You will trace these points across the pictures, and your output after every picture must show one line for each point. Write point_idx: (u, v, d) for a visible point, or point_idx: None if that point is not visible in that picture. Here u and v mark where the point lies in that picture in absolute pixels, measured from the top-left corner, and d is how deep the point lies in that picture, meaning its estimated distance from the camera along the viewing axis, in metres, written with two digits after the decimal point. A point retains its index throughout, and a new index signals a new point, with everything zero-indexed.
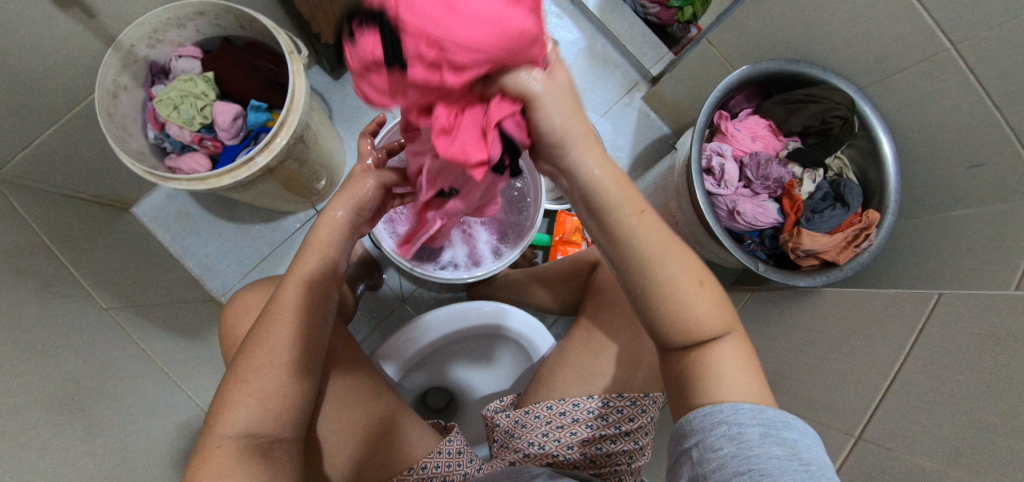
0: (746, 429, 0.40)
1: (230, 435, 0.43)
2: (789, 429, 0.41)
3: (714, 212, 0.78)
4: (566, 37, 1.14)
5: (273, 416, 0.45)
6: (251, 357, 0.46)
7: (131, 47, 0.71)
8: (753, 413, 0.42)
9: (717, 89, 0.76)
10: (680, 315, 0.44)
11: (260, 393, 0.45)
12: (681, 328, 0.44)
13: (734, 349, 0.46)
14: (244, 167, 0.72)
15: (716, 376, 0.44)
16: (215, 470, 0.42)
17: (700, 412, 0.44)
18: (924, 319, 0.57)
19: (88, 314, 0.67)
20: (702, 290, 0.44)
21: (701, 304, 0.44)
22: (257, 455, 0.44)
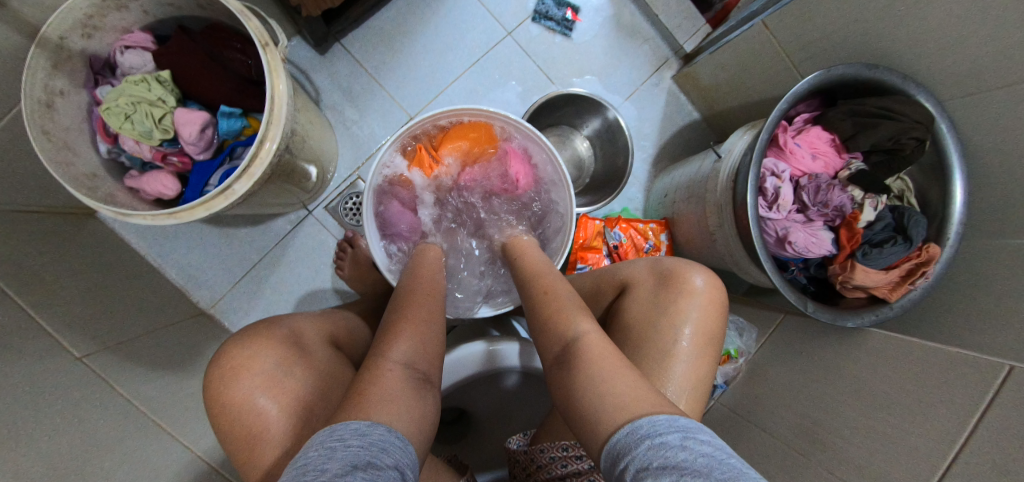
0: (666, 437, 0.37)
1: (396, 361, 0.49)
2: (702, 432, 0.38)
3: (763, 241, 0.70)
4: (590, 2, 0.97)
5: (428, 359, 0.52)
6: (403, 311, 0.56)
7: (60, 41, 0.56)
8: (670, 422, 0.39)
9: (783, 101, 0.65)
10: (547, 322, 0.55)
11: (417, 335, 0.52)
12: (548, 334, 0.54)
13: (600, 344, 0.49)
14: (222, 196, 0.60)
15: (580, 369, 0.47)
16: (388, 387, 0.46)
17: (621, 431, 0.40)
18: (991, 395, 0.53)
19: (61, 370, 0.59)
20: (564, 303, 0.56)
21: (564, 308, 0.55)
22: (416, 385, 0.48)
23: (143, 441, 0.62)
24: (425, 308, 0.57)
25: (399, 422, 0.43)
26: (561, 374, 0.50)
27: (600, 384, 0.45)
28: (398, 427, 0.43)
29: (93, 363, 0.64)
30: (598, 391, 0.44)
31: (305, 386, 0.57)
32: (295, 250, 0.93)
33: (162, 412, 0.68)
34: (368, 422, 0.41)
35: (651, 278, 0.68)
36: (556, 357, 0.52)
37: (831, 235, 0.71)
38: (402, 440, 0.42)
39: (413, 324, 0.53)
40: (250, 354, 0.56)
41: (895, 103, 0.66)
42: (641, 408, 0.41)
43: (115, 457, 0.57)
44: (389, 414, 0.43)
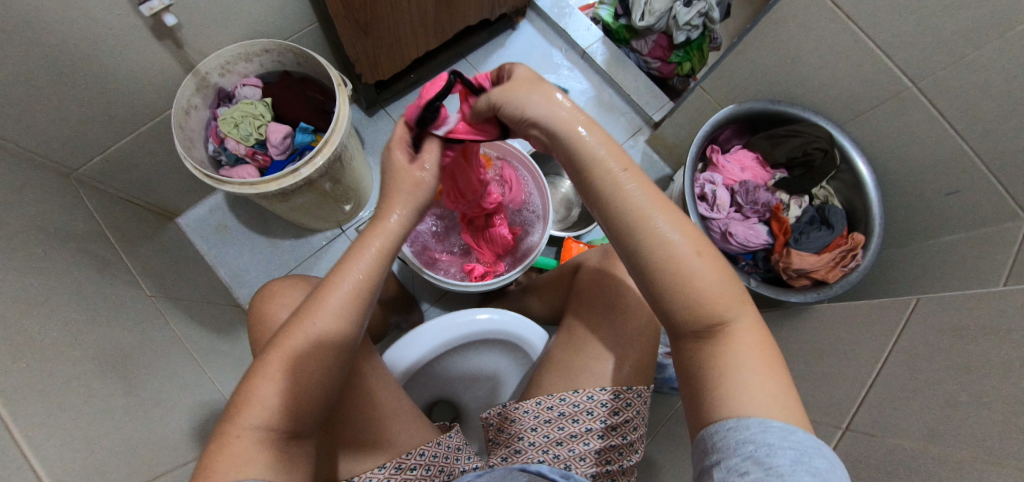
0: (775, 452, 0.38)
1: (253, 426, 0.42)
2: (818, 457, 0.38)
3: (708, 234, 0.84)
4: (576, 87, 1.27)
5: (297, 416, 0.45)
6: (282, 356, 0.45)
7: (206, 74, 0.84)
8: (784, 434, 0.39)
9: (706, 123, 0.85)
10: (694, 291, 0.46)
11: (294, 376, 0.44)
12: (692, 307, 0.46)
13: (750, 334, 0.46)
14: (290, 176, 0.82)
15: (734, 363, 0.44)
16: (236, 455, 0.40)
17: (731, 427, 0.41)
18: (904, 320, 0.60)
19: (134, 296, 0.75)
20: (708, 269, 0.46)
21: (712, 282, 0.46)
22: (276, 444, 0.43)
23: (182, 364, 0.74)
24: (301, 352, 0.45)
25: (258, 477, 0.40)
26: (697, 353, 0.47)
27: (747, 380, 0.43)
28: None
29: (158, 302, 0.80)
30: (737, 380, 0.43)
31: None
32: (327, 261, 1.11)
33: (197, 353, 0.80)
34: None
35: (599, 256, 0.83)
36: (695, 336, 0.47)
37: (767, 229, 0.85)
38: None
39: (289, 370, 0.44)
40: (278, 288, 0.69)
41: (797, 125, 0.85)
42: (755, 409, 0.41)
43: (160, 362, 0.69)
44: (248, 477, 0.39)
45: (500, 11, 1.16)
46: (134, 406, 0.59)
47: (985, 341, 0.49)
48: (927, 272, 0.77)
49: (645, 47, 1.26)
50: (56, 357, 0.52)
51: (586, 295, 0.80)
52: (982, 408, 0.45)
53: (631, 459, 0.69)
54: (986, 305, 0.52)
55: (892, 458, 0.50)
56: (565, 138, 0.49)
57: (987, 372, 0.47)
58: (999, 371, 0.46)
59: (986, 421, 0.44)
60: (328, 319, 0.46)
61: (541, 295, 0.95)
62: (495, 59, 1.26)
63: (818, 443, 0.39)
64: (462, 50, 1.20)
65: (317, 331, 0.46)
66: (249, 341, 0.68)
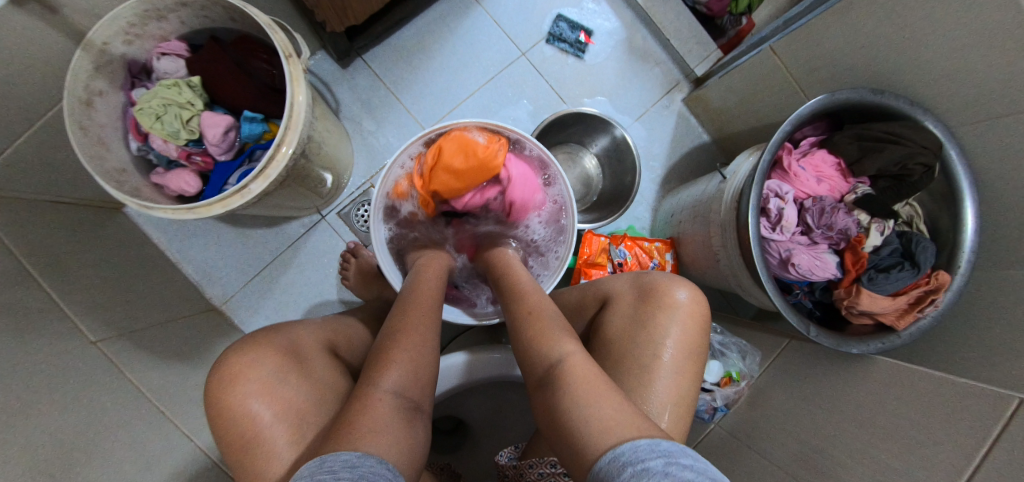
0: (648, 463, 0.38)
1: (386, 391, 0.49)
2: (686, 456, 0.40)
3: (766, 262, 0.69)
4: (603, 26, 1.00)
5: (419, 386, 0.53)
6: (397, 344, 0.55)
7: (104, 45, 0.60)
8: (652, 447, 0.40)
9: (786, 123, 0.65)
10: (531, 337, 0.58)
11: (409, 358, 0.54)
12: (531, 356, 0.57)
13: (585, 366, 0.51)
14: (239, 194, 0.63)
15: (569, 393, 0.49)
16: (375, 416, 0.46)
17: (604, 459, 0.41)
18: (1001, 425, 0.51)
19: (74, 352, 0.62)
20: (546, 322, 0.59)
21: (542, 327, 0.58)
22: (406, 415, 0.49)
23: (144, 426, 0.64)
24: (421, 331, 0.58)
25: (379, 451, 0.43)
26: (544, 400, 0.51)
27: (593, 403, 0.47)
28: (388, 459, 0.43)
29: (106, 347, 0.67)
30: (563, 411, 0.48)
31: (304, 395, 0.56)
32: (307, 254, 0.96)
33: (164, 401, 0.70)
34: (356, 453, 0.42)
35: (632, 293, 0.67)
36: (537, 384, 0.54)
37: (836, 259, 0.70)
38: (391, 473, 0.42)
39: (406, 348, 0.54)
40: (243, 359, 0.55)
41: (901, 128, 0.66)
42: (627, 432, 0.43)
43: (118, 438, 0.59)
44: (373, 445, 0.44)
45: None
46: None
47: None
48: None
49: None
50: None
51: (600, 342, 0.66)
52: None
53: None
54: None
55: None
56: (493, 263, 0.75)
57: None
58: None
59: None
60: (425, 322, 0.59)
61: None
62: None
63: (684, 446, 0.41)
64: None
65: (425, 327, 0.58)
66: (215, 440, 0.53)
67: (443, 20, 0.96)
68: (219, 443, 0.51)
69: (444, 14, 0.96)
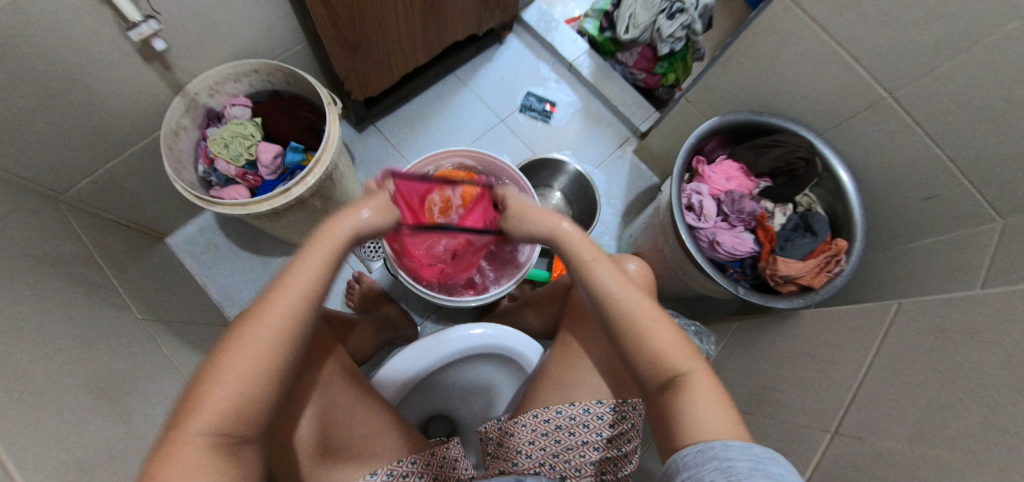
0: (734, 462, 0.39)
1: (225, 395, 0.40)
2: (778, 465, 0.39)
3: (696, 243, 0.86)
4: (564, 99, 1.29)
5: (245, 402, 0.41)
6: (222, 355, 0.42)
7: (195, 95, 0.84)
8: (743, 450, 0.41)
9: (691, 135, 0.87)
10: (650, 351, 0.51)
11: (239, 375, 0.41)
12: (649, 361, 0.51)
13: (702, 379, 0.49)
14: (282, 196, 0.82)
15: (686, 404, 0.47)
16: (184, 465, 0.38)
17: (692, 448, 0.43)
18: (887, 323, 0.63)
19: (125, 321, 0.75)
20: (657, 323, 0.52)
21: (665, 342, 0.51)
22: (222, 455, 0.40)
23: (168, 387, 0.73)
24: (256, 346, 0.42)
25: None
26: (659, 403, 0.50)
27: (703, 413, 0.46)
28: None
29: (149, 326, 0.79)
30: (685, 421, 0.46)
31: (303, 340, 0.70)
32: None
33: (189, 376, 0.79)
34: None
35: (592, 270, 0.83)
36: (653, 389, 0.51)
37: (753, 237, 0.86)
38: None
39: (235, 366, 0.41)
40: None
41: (780, 136, 0.88)
42: (711, 433, 0.44)
43: (149, 386, 0.69)
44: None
45: (486, 27, 1.19)
46: (127, 433, 0.59)
47: (967, 345, 0.51)
48: (916, 275, 0.80)
49: (630, 58, 1.27)
50: (49, 387, 0.52)
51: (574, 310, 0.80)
52: (965, 409, 0.47)
53: (625, 469, 0.69)
54: (967, 311, 0.54)
55: (881, 460, 0.51)
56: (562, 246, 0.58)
57: (963, 376, 0.49)
58: (984, 373, 0.47)
59: (969, 419, 0.46)
60: (274, 322, 0.43)
61: (534, 310, 0.94)
62: (483, 74, 1.28)
63: (781, 458, 0.40)
64: (450, 64, 1.22)
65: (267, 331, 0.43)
66: None
67: (439, 98, 1.25)
68: None
69: (439, 93, 1.25)
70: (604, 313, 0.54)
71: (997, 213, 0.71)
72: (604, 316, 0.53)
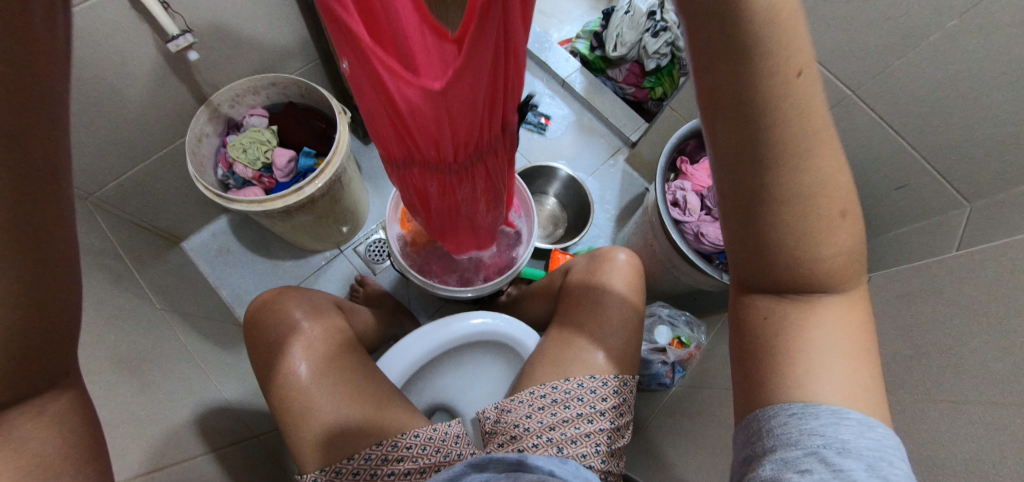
0: (851, 451, 0.34)
1: None
2: (897, 462, 0.33)
3: (682, 235, 0.91)
4: (558, 113, 1.37)
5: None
6: None
7: (217, 105, 0.92)
8: (859, 430, 0.35)
9: (674, 136, 0.93)
10: (812, 255, 0.36)
11: None
12: (794, 270, 0.38)
13: (849, 311, 0.39)
14: (294, 194, 0.89)
15: (815, 337, 0.38)
16: None
17: (795, 409, 0.37)
18: (860, 295, 0.67)
19: (146, 310, 0.80)
20: (837, 219, 0.36)
21: (840, 246, 0.36)
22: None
23: (183, 369, 0.77)
24: None
25: None
26: (780, 314, 0.40)
27: (833, 365, 0.38)
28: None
29: (169, 317, 0.84)
30: (800, 352, 0.38)
31: (314, 324, 0.76)
32: (325, 280, 1.16)
33: (201, 362, 0.84)
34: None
35: (585, 258, 0.87)
36: (781, 290, 0.39)
37: None
38: None
39: None
40: (271, 297, 0.78)
41: None
42: (830, 394, 0.37)
43: (166, 366, 0.73)
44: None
45: None
46: (146, 403, 0.63)
47: (928, 305, 0.55)
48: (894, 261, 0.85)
49: (620, 75, 1.36)
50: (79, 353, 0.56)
51: (567, 296, 0.84)
52: (927, 359, 0.51)
53: (619, 442, 0.70)
54: (927, 275, 0.58)
55: None
56: (749, 40, 0.31)
57: (925, 331, 0.53)
58: (943, 326, 0.51)
59: (930, 367, 0.50)
60: None
61: (530, 301, 0.98)
62: None
63: (897, 447, 0.35)
64: None
65: None
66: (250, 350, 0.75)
67: None
68: (251, 347, 0.74)
69: None
70: (777, 177, 0.34)
71: (963, 198, 0.76)
72: (777, 183, 0.34)
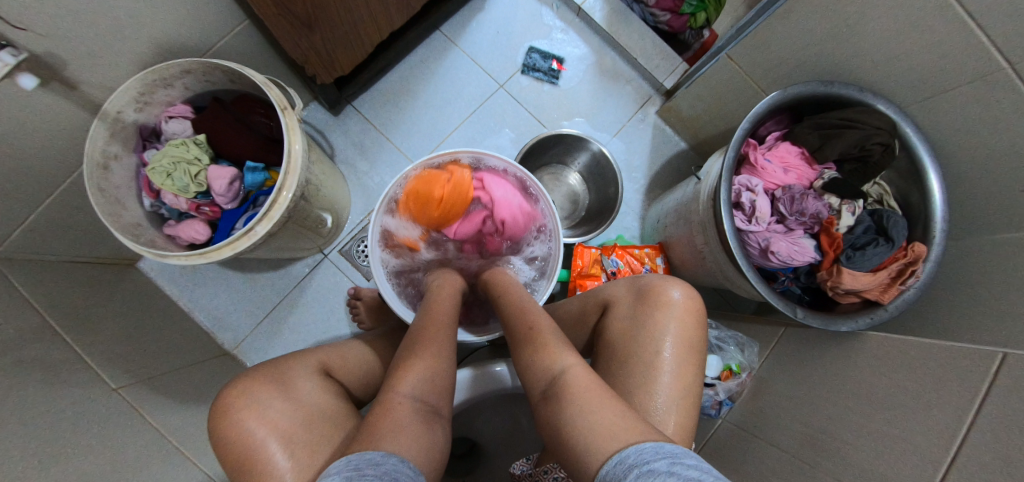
0: (653, 463, 0.39)
1: (405, 397, 0.50)
2: (688, 456, 0.40)
3: (746, 252, 0.72)
4: (573, 52, 1.07)
5: (437, 389, 0.53)
6: (413, 352, 0.56)
7: (118, 114, 0.67)
8: (655, 448, 0.41)
9: (744, 120, 0.70)
10: (536, 358, 0.57)
11: (425, 371, 0.54)
12: (534, 370, 0.56)
13: (589, 378, 0.52)
14: (245, 237, 0.68)
15: (574, 406, 0.49)
16: (395, 420, 0.48)
17: (612, 462, 0.42)
18: (990, 377, 0.52)
19: (98, 400, 0.65)
20: (545, 336, 0.58)
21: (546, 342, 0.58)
22: (424, 418, 0.50)
23: (162, 465, 0.66)
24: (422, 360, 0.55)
25: (394, 448, 0.44)
26: (551, 404, 0.51)
27: (589, 418, 0.47)
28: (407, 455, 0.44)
29: (128, 394, 0.70)
30: (571, 421, 0.48)
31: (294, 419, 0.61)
32: (312, 291, 1.00)
33: (183, 442, 0.72)
34: (379, 453, 0.43)
35: (630, 296, 0.70)
36: (546, 390, 0.53)
37: (814, 243, 0.73)
38: (415, 471, 0.43)
39: (422, 358, 0.55)
40: (234, 394, 0.61)
41: (852, 113, 0.71)
42: (626, 437, 0.44)
43: (140, 478, 0.61)
44: (395, 445, 0.45)
45: None
46: None
47: None
48: (978, 284, 0.64)
49: None
50: None
51: (607, 344, 0.69)
52: None
53: None
54: None
55: None
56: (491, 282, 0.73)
57: None
58: None
59: None
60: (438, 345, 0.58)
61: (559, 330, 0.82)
62: (474, 28, 1.06)
63: (687, 448, 0.42)
64: (435, 20, 1.00)
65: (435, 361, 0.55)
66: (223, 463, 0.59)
67: (424, 63, 1.04)
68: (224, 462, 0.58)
69: (424, 57, 1.04)
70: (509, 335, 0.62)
71: None
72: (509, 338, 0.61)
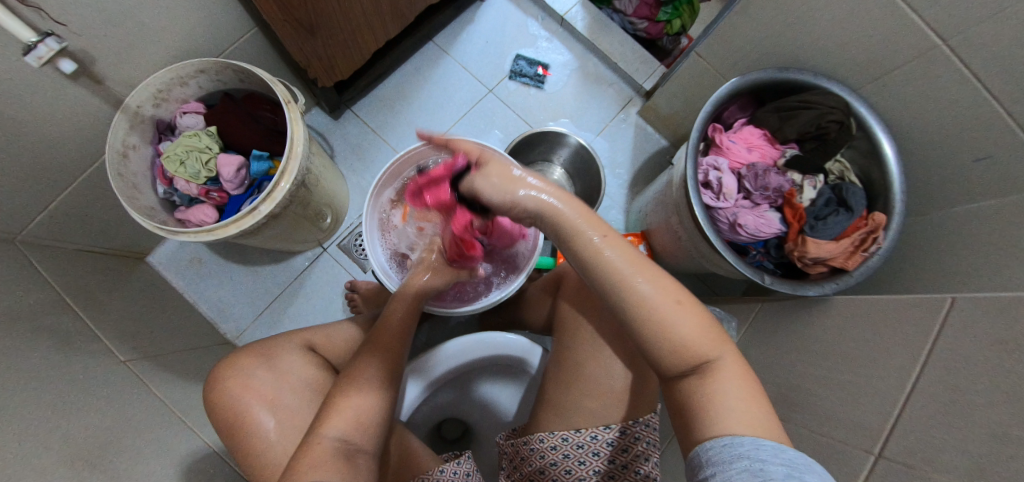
0: (767, 465, 0.37)
1: (330, 438, 0.51)
2: (812, 473, 0.37)
3: (715, 226, 0.77)
4: (558, 59, 1.15)
5: (364, 427, 0.54)
6: (341, 391, 0.56)
7: (137, 108, 0.74)
8: (773, 451, 0.39)
9: (707, 103, 0.76)
10: (672, 340, 0.46)
11: (351, 409, 0.54)
12: (675, 352, 0.46)
13: (737, 366, 0.46)
14: (249, 216, 0.74)
15: (720, 395, 0.44)
16: (315, 458, 0.49)
17: (718, 442, 0.41)
18: (939, 320, 0.55)
19: (107, 368, 0.70)
20: (682, 309, 0.47)
21: (691, 327, 0.46)
22: (347, 456, 0.51)
23: (164, 430, 0.69)
24: (352, 396, 0.55)
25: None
26: (691, 388, 0.46)
27: (733, 408, 0.43)
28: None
29: (134, 367, 0.74)
30: (710, 409, 0.44)
31: (277, 384, 0.65)
32: (312, 283, 1.05)
33: (185, 414, 0.76)
34: None
35: None
36: (687, 372, 0.46)
37: (779, 216, 0.78)
38: None
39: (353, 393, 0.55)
40: (222, 370, 0.66)
41: (807, 95, 0.76)
42: (737, 427, 0.42)
43: (143, 438, 0.65)
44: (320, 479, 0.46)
45: None
46: None
47: None
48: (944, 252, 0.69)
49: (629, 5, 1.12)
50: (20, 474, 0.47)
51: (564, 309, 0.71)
52: None
53: None
54: None
55: None
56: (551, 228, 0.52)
57: None
58: None
59: None
60: (373, 375, 0.58)
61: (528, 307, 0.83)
62: (464, 39, 1.15)
63: (817, 465, 0.38)
64: (428, 31, 1.08)
65: (360, 403, 0.55)
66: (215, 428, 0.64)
67: (419, 71, 1.12)
68: (216, 425, 0.63)
69: (418, 65, 1.12)
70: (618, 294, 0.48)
71: None
72: (621, 297, 0.48)
